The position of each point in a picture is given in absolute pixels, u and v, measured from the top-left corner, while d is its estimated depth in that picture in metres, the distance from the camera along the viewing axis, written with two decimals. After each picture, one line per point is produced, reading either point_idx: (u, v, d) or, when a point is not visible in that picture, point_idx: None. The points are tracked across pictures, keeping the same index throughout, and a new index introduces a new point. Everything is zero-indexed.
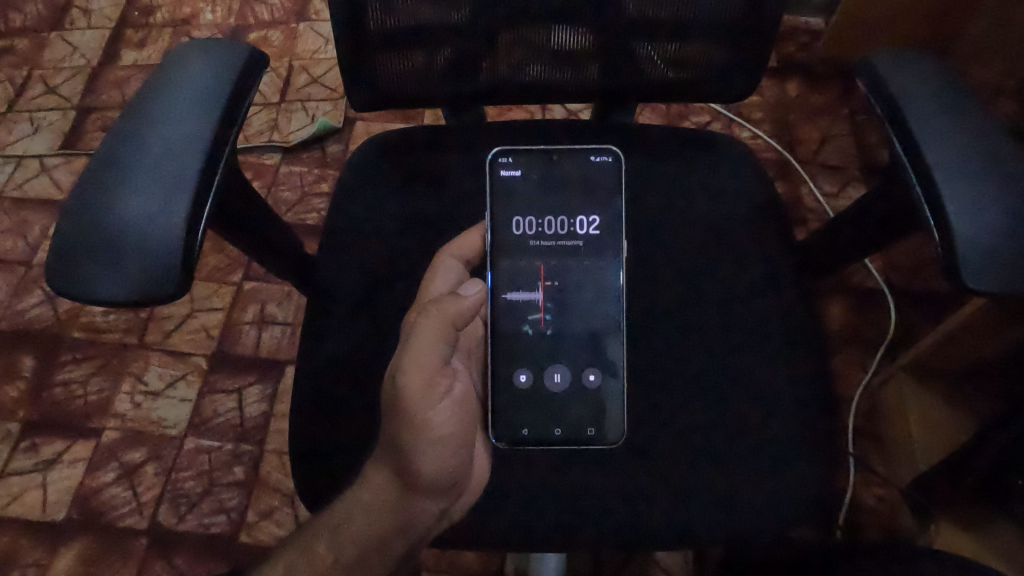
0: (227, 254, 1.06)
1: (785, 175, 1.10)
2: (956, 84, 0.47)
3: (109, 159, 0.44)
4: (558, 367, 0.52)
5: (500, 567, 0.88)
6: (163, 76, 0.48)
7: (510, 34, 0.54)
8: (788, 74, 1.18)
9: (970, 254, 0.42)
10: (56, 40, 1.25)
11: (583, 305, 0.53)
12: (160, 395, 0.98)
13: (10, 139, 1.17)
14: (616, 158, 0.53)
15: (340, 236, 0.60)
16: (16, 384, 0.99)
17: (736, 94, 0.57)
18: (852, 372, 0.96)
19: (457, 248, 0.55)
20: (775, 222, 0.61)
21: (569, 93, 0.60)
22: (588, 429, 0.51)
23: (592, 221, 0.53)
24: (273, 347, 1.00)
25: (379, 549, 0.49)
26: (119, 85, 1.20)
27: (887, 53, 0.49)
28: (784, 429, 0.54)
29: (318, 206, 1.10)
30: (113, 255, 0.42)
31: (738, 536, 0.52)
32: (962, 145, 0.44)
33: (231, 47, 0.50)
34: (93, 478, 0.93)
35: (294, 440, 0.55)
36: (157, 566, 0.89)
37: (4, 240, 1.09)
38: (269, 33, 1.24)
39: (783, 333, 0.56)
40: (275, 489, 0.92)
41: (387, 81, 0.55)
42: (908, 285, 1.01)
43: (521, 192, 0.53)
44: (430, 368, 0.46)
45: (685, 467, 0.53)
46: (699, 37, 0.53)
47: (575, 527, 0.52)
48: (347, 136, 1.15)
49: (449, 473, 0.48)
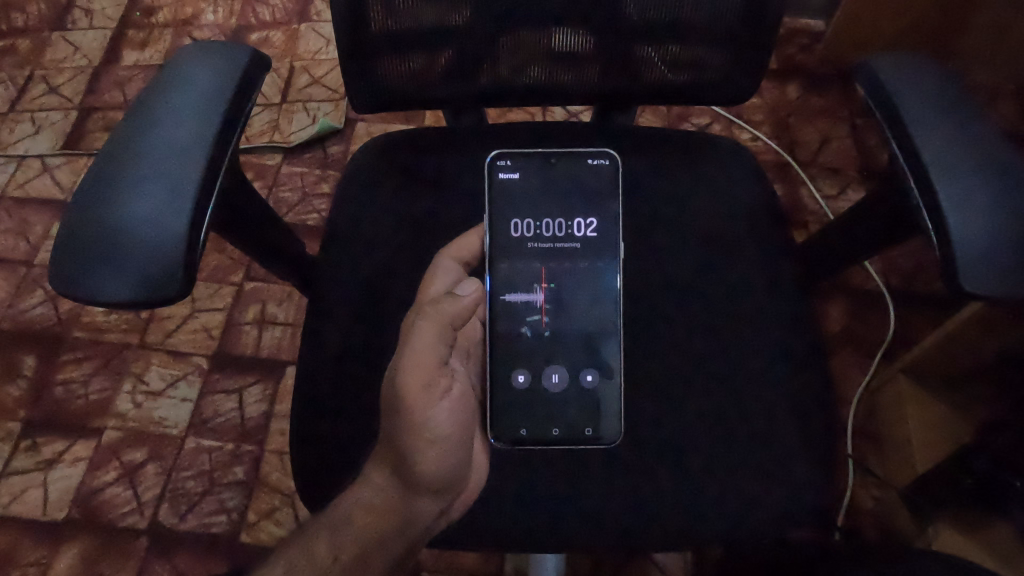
0: (228, 254, 1.06)
1: (785, 177, 1.10)
2: (955, 88, 0.47)
3: (113, 161, 0.44)
4: (556, 368, 0.52)
5: (499, 567, 0.88)
6: (166, 78, 0.48)
7: (510, 36, 0.54)
8: (788, 76, 1.18)
9: (968, 258, 0.42)
10: (58, 40, 1.25)
11: (581, 306, 0.53)
12: (161, 394, 0.98)
13: (12, 138, 1.17)
14: (614, 160, 0.53)
15: (341, 237, 0.61)
16: (17, 383, 0.99)
17: (736, 96, 0.58)
18: (851, 374, 0.97)
19: (456, 250, 0.55)
20: (773, 224, 0.61)
21: (569, 95, 0.60)
22: (585, 429, 0.52)
23: (589, 223, 0.53)
24: (273, 347, 1.01)
25: (379, 552, 0.48)
26: (121, 85, 1.21)
27: (885, 57, 0.49)
28: (782, 430, 0.54)
29: (319, 206, 1.10)
30: (116, 255, 0.42)
31: (736, 537, 0.52)
32: (960, 149, 0.44)
33: (233, 49, 0.50)
34: (94, 478, 0.93)
35: (294, 440, 0.55)
36: (157, 565, 0.89)
37: (5, 239, 1.09)
38: (271, 34, 1.24)
39: (781, 334, 0.57)
40: (275, 489, 0.92)
41: (388, 83, 0.56)
42: (907, 287, 1.01)
43: (519, 194, 0.53)
44: (429, 368, 0.46)
45: (684, 468, 0.53)
46: (699, 39, 0.53)
47: (573, 528, 0.52)
48: (349, 137, 1.15)
49: (448, 472, 0.48)
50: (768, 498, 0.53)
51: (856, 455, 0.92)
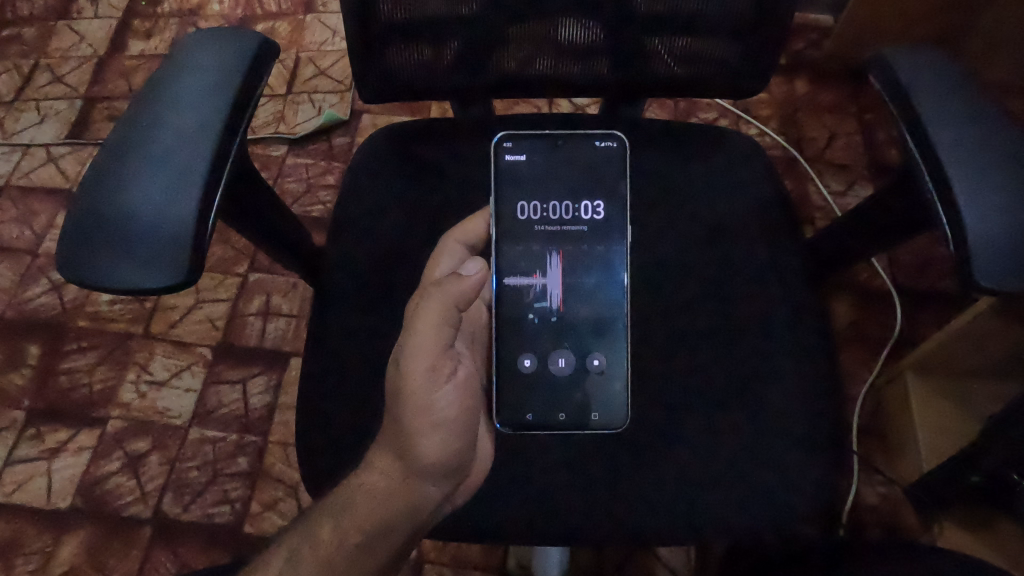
0: (233, 245, 1.06)
1: (792, 172, 1.09)
2: (967, 79, 0.47)
3: (119, 147, 0.44)
4: (563, 352, 0.52)
5: (502, 561, 0.88)
6: (173, 64, 0.48)
7: (518, 28, 0.53)
8: (796, 72, 1.18)
9: (982, 251, 0.42)
10: (64, 30, 1.25)
11: (588, 290, 0.53)
12: (165, 384, 0.98)
13: (17, 127, 1.17)
14: (621, 142, 0.52)
15: (346, 227, 0.60)
16: (21, 372, 0.99)
17: (746, 90, 0.57)
18: (857, 370, 0.96)
19: (462, 233, 0.55)
20: (780, 214, 0.60)
21: (579, 86, 0.59)
22: (592, 413, 0.52)
23: (597, 206, 0.53)
24: (278, 338, 1.00)
25: (381, 535, 0.47)
26: (126, 75, 1.20)
27: (898, 49, 0.49)
28: (792, 419, 0.54)
29: (324, 198, 1.10)
30: (127, 244, 0.42)
31: (744, 529, 0.52)
32: (973, 140, 0.44)
33: (241, 36, 0.50)
34: (98, 467, 0.93)
35: (300, 431, 0.55)
36: (160, 554, 0.89)
37: (9, 228, 1.09)
38: (277, 25, 1.24)
39: (790, 324, 0.56)
40: (279, 480, 0.92)
41: (397, 73, 0.55)
42: (914, 284, 1.01)
43: (527, 176, 0.53)
44: (434, 351, 0.46)
45: (690, 458, 0.53)
46: (710, 32, 0.53)
47: (580, 520, 0.52)
48: (354, 129, 1.15)
49: (453, 456, 0.48)
50: (775, 489, 0.52)
51: (861, 452, 0.92)
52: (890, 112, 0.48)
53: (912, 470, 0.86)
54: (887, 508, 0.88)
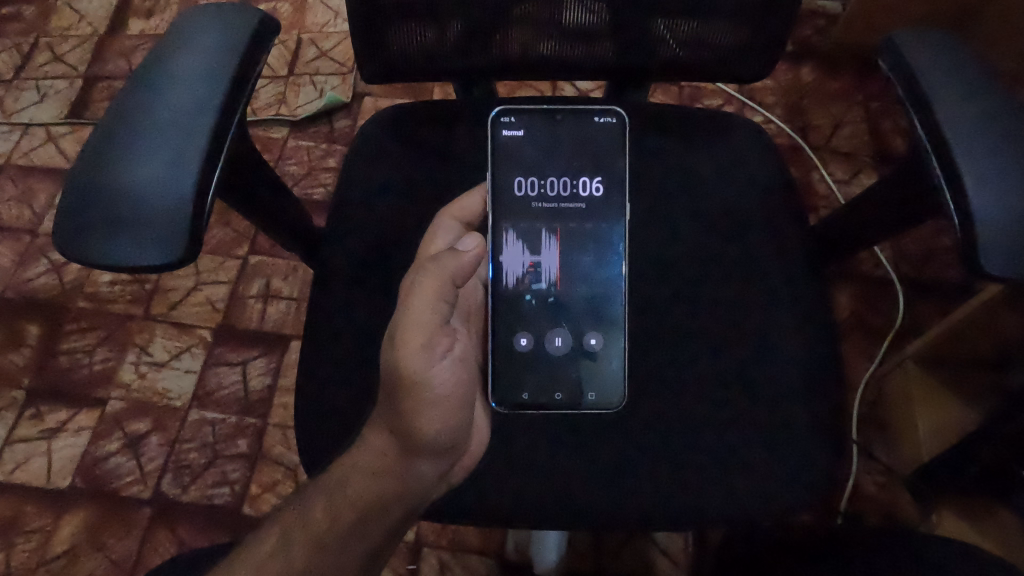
0: (233, 227, 1.06)
1: (797, 161, 1.09)
2: (976, 63, 0.46)
3: (119, 124, 0.44)
4: (560, 331, 0.52)
5: (500, 546, 0.88)
6: (173, 40, 0.48)
7: (521, 9, 0.52)
8: (802, 59, 1.17)
9: (988, 237, 0.41)
10: (63, 8, 1.24)
11: (583, 268, 0.53)
12: (165, 365, 0.98)
13: (16, 106, 1.16)
14: (620, 118, 0.52)
15: (346, 209, 0.60)
16: (21, 352, 0.99)
17: (753, 74, 0.56)
18: (858, 361, 0.96)
19: (459, 209, 0.54)
20: (785, 200, 0.60)
21: (581, 69, 0.59)
22: (588, 394, 0.51)
23: (595, 183, 0.53)
24: (279, 320, 1.00)
25: (378, 513, 0.47)
26: (126, 55, 1.19)
27: (907, 33, 0.48)
28: (791, 406, 0.54)
29: (325, 181, 1.09)
30: (127, 220, 0.42)
31: (740, 515, 0.52)
32: (980, 124, 0.43)
33: (241, 12, 0.50)
34: (98, 447, 0.94)
35: (299, 414, 0.55)
36: (159, 534, 0.89)
37: (9, 208, 1.08)
38: (279, 6, 1.23)
39: (790, 309, 0.56)
40: (278, 462, 0.93)
41: (397, 55, 0.55)
42: (916, 275, 1.00)
43: (523, 152, 0.52)
44: (429, 327, 0.46)
45: (687, 444, 0.53)
46: (710, 16, 0.52)
47: (577, 504, 0.52)
48: (356, 111, 1.14)
49: (448, 433, 0.48)
50: (771, 476, 0.52)
51: (860, 441, 0.92)
52: (897, 97, 0.48)
53: (911, 458, 0.86)
54: (885, 498, 0.89)
